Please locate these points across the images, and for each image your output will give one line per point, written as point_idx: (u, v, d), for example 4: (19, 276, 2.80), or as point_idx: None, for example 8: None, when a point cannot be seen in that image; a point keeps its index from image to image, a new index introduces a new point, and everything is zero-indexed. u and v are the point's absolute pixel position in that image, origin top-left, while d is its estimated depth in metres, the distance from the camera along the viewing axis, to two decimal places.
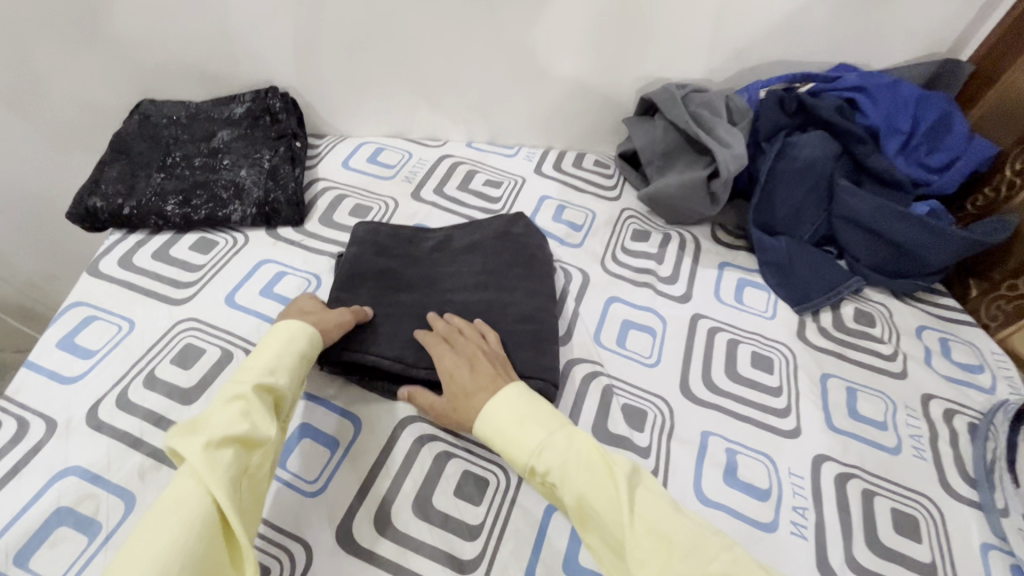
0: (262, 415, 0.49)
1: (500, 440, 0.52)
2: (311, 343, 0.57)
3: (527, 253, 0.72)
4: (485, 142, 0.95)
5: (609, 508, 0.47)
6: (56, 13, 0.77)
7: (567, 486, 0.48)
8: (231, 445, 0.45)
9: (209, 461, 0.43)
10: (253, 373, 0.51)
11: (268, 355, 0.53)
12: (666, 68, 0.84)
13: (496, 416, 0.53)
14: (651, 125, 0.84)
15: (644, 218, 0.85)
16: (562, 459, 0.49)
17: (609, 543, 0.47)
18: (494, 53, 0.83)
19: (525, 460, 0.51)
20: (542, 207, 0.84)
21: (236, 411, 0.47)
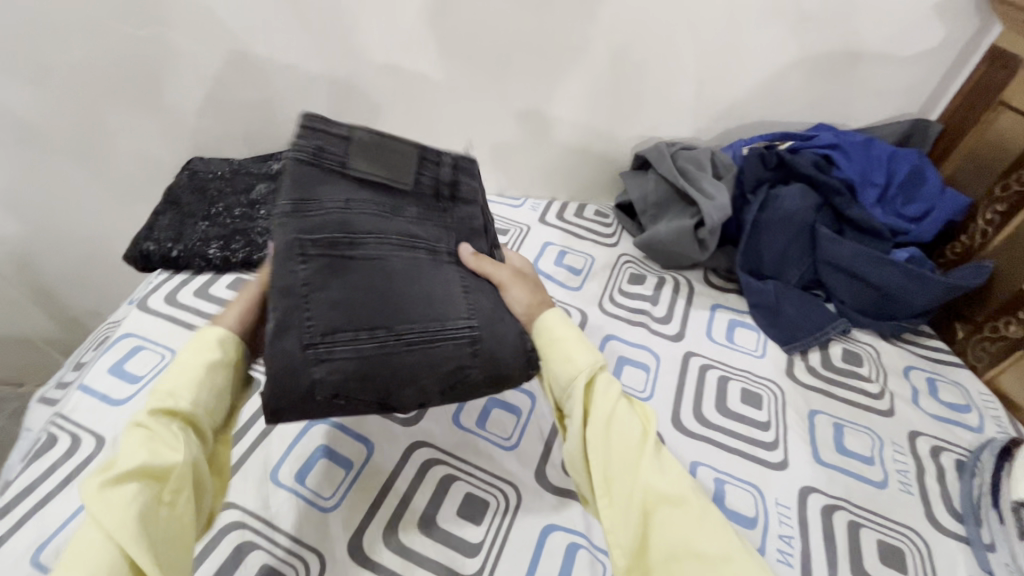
0: (167, 438, 0.45)
1: (556, 348, 0.56)
2: (224, 346, 0.51)
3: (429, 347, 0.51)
4: (495, 193, 1.04)
5: (641, 435, 0.52)
6: (127, 86, 0.90)
7: (611, 406, 0.53)
8: (131, 481, 0.43)
9: (105, 504, 0.41)
10: (159, 395, 0.47)
11: (173, 371, 0.49)
12: (657, 128, 0.94)
13: (563, 327, 0.57)
14: (645, 178, 0.92)
15: (640, 263, 0.91)
16: (609, 385, 0.55)
17: (624, 458, 0.51)
18: (503, 116, 0.93)
19: (579, 368, 0.54)
20: (545, 252, 0.91)
21: (138, 444, 0.45)
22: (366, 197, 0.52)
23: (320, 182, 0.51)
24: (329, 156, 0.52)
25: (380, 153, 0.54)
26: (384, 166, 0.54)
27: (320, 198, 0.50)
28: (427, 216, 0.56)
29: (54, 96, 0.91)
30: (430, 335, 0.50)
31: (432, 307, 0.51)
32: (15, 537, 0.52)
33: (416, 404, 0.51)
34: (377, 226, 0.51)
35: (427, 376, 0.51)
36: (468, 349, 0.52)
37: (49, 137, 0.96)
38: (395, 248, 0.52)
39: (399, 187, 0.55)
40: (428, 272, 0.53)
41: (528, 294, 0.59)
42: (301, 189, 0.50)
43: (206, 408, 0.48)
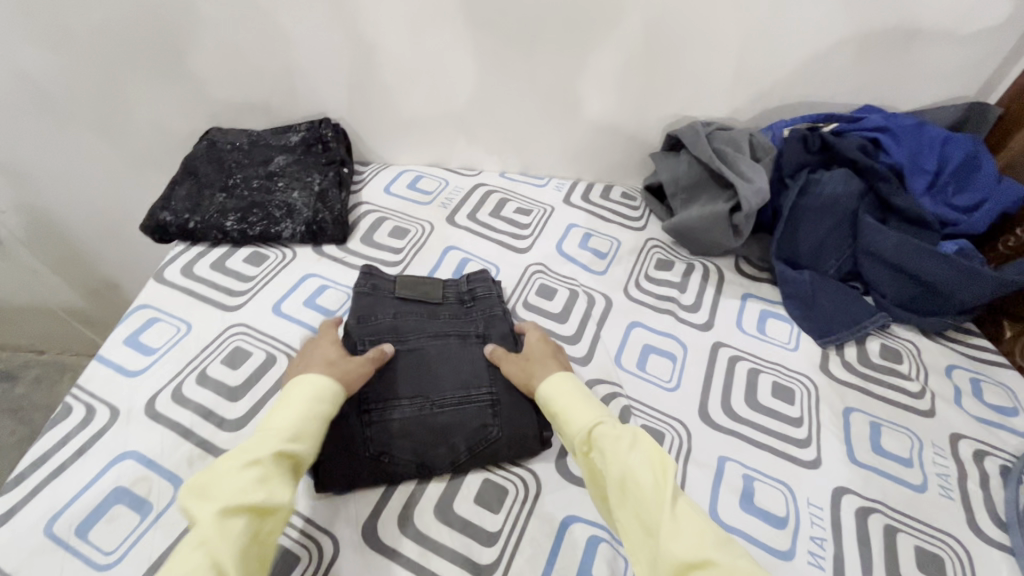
0: (278, 480, 0.49)
1: (561, 408, 0.57)
2: (335, 402, 0.56)
3: (460, 422, 0.59)
4: (518, 173, 1.00)
5: (654, 488, 0.48)
6: (144, 53, 0.88)
7: (617, 460, 0.51)
8: (243, 513, 0.45)
9: (217, 531, 0.43)
10: (277, 437, 0.51)
11: (290, 416, 0.53)
12: (691, 107, 0.89)
13: (562, 390, 0.59)
14: (677, 160, 0.88)
15: (668, 248, 0.88)
16: (614, 437, 0.53)
17: (641, 520, 0.48)
18: (529, 91, 0.89)
19: (578, 430, 0.55)
20: (569, 234, 0.88)
21: (253, 477, 0.47)
22: (410, 312, 0.70)
23: (375, 303, 0.70)
24: (383, 287, 0.72)
25: (420, 283, 0.74)
26: (421, 289, 0.73)
27: (377, 314, 0.68)
28: (458, 317, 0.70)
29: (72, 62, 0.89)
30: (455, 398, 0.61)
31: (459, 377, 0.62)
32: (29, 506, 0.52)
33: (448, 463, 0.58)
34: (416, 326, 0.67)
35: (457, 434, 0.59)
36: (488, 410, 0.61)
37: (67, 104, 0.95)
38: (430, 339, 0.66)
39: (434, 304, 0.72)
40: (454, 350, 0.65)
41: (525, 369, 0.63)
42: (363, 310, 0.68)
43: (309, 460, 0.52)
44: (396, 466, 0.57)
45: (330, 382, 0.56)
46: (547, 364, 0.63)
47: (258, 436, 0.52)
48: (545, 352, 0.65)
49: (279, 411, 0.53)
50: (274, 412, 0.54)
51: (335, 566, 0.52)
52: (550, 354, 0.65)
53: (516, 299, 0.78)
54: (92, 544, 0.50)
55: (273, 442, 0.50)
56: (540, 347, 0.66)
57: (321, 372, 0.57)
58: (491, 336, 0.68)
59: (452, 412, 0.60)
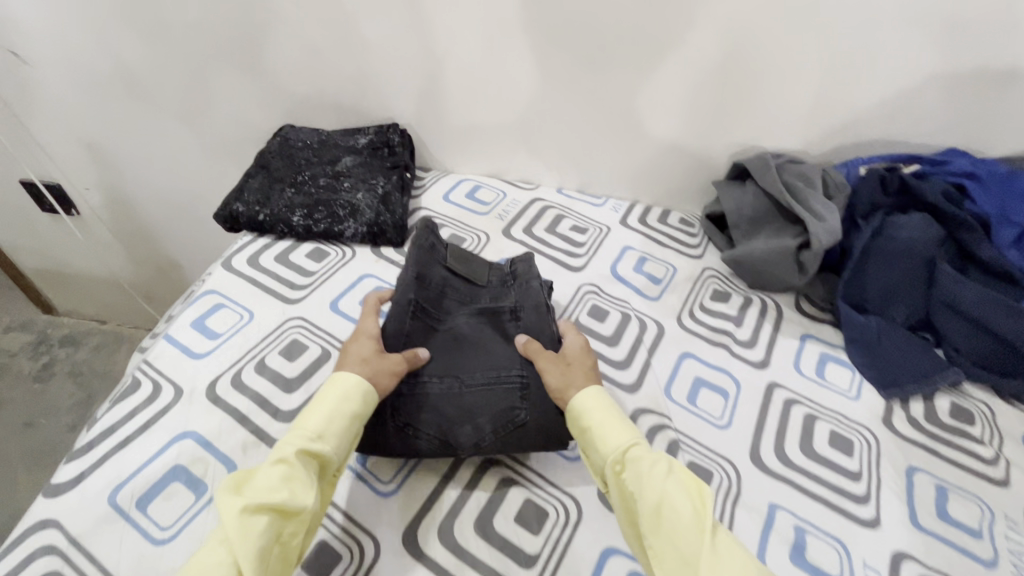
0: (302, 481, 0.49)
1: (596, 425, 0.56)
2: (365, 401, 0.56)
3: (487, 406, 0.60)
4: (575, 190, 1.00)
5: (692, 519, 0.48)
6: (232, 51, 0.93)
7: (655, 485, 0.50)
8: (265, 512, 0.46)
9: (238, 528, 0.44)
10: (300, 437, 0.52)
11: (314, 416, 0.54)
12: (761, 137, 0.87)
13: (597, 406, 0.58)
14: (742, 190, 0.86)
15: (725, 278, 0.85)
16: (649, 461, 0.53)
17: (678, 550, 0.47)
18: (596, 110, 0.89)
19: (613, 448, 0.55)
20: (624, 256, 0.87)
21: (278, 476, 0.48)
22: (458, 288, 0.70)
23: (427, 266, 0.69)
24: (438, 250, 0.72)
25: (468, 258, 0.74)
26: (469, 267, 0.73)
27: (428, 279, 0.69)
28: (501, 297, 0.70)
29: (167, 53, 0.94)
30: (485, 379, 0.61)
31: (491, 359, 0.63)
32: (96, 473, 0.54)
33: (470, 444, 0.58)
34: (459, 304, 0.68)
35: (483, 416, 0.59)
36: (517, 394, 0.60)
37: (156, 93, 1.00)
38: (468, 317, 0.67)
39: (478, 286, 0.71)
40: (489, 334, 0.65)
41: (564, 374, 0.60)
42: (419, 267, 0.69)
43: (335, 463, 0.53)
44: (420, 442, 0.58)
45: (361, 382, 0.56)
46: (580, 373, 0.61)
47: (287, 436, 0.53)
48: (585, 364, 0.62)
49: (307, 409, 0.54)
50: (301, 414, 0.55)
51: (374, 568, 0.52)
52: (587, 364, 0.62)
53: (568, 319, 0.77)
54: (150, 518, 0.52)
55: (297, 441, 0.51)
56: (579, 355, 0.63)
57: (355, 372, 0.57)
58: (522, 311, 0.67)
59: (478, 391, 0.60)
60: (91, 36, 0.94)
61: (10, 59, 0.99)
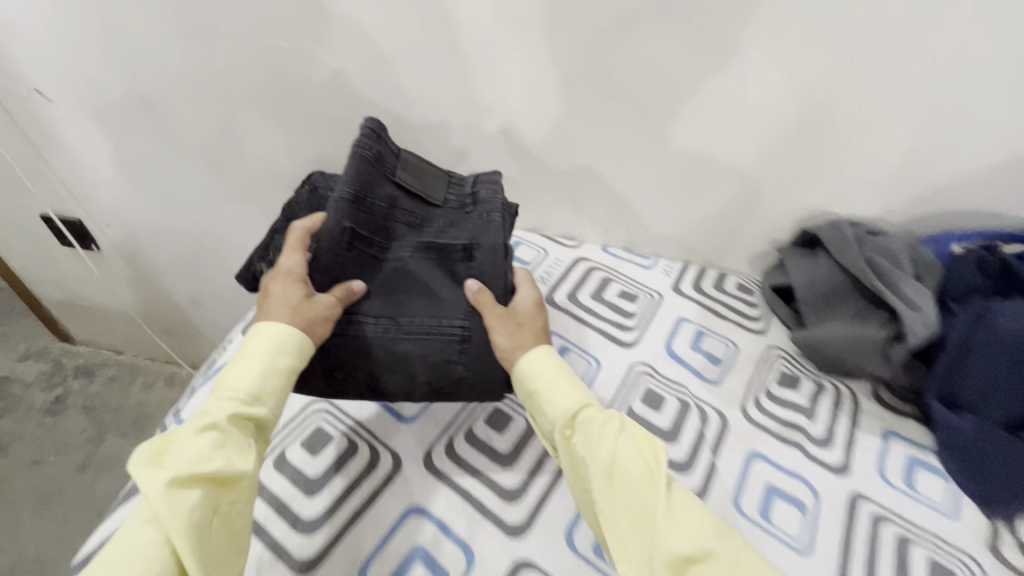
0: (235, 446, 0.50)
1: (545, 388, 0.59)
2: (294, 353, 0.55)
3: (423, 356, 0.61)
4: (621, 248, 0.92)
5: (643, 475, 0.51)
6: (264, 96, 0.87)
7: (605, 446, 0.53)
8: (197, 484, 0.46)
9: (167, 504, 0.44)
10: (230, 403, 0.51)
11: (246, 378, 0.53)
12: (834, 203, 0.79)
13: (545, 370, 0.59)
14: (815, 262, 0.77)
15: (793, 360, 0.77)
16: (597, 421, 0.55)
17: (632, 508, 0.50)
18: (651, 168, 0.82)
19: (561, 412, 0.57)
20: (679, 330, 0.78)
21: (207, 444, 0.48)
22: (408, 207, 0.65)
23: (372, 181, 0.62)
24: (386, 161, 0.65)
25: (422, 170, 0.68)
26: (424, 181, 0.67)
27: (373, 200, 0.62)
28: (454, 225, 0.66)
29: (195, 96, 0.90)
30: (423, 328, 0.62)
31: (433, 307, 0.62)
32: None
33: (402, 392, 0.61)
34: (408, 229, 0.64)
35: (417, 366, 0.61)
36: (455, 346, 0.61)
37: (182, 135, 0.96)
38: (414, 250, 0.63)
39: (432, 205, 0.67)
40: (434, 274, 0.63)
41: (513, 334, 0.61)
42: (362, 182, 0.61)
43: (271, 422, 0.53)
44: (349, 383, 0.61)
45: (291, 332, 0.55)
46: (527, 337, 0.62)
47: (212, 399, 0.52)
48: (535, 325, 0.63)
49: (235, 369, 0.54)
50: (225, 374, 0.54)
51: None
52: (535, 329, 0.63)
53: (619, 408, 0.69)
54: None
55: (227, 407, 0.51)
56: (528, 315, 0.63)
57: (282, 322, 0.55)
58: (476, 251, 0.64)
59: (415, 341, 0.61)
60: (118, 76, 0.90)
61: (33, 96, 0.95)
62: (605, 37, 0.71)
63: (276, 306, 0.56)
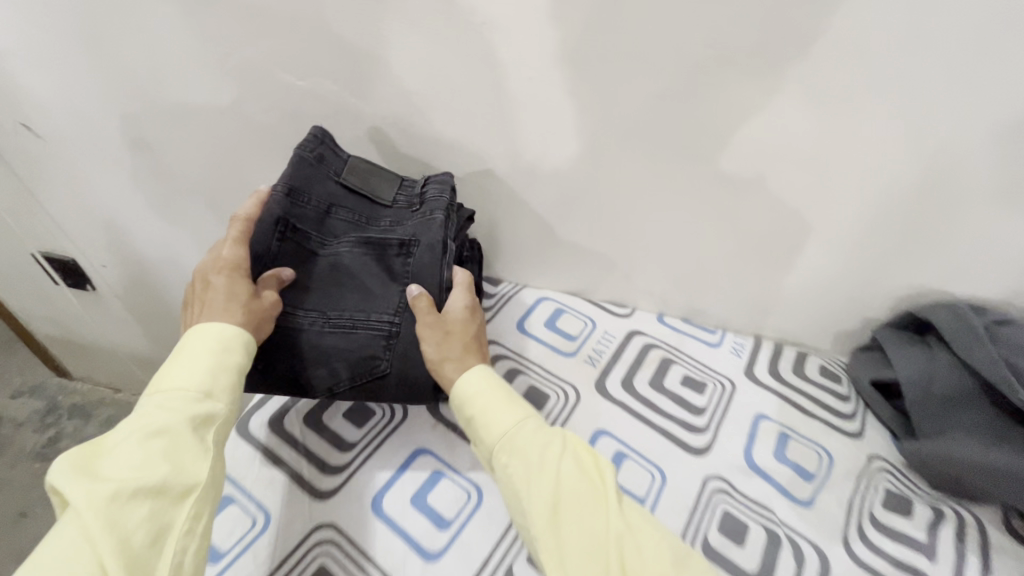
0: (184, 446, 0.47)
1: (482, 411, 0.56)
2: (242, 347, 0.54)
3: (342, 350, 0.59)
4: (679, 318, 0.80)
5: (591, 499, 0.49)
6: (275, 138, 0.77)
7: (546, 471, 0.51)
8: (140, 491, 0.43)
9: (111, 518, 0.41)
10: (177, 404, 0.48)
11: (194, 378, 0.51)
12: (952, 281, 0.65)
13: (480, 392, 0.58)
14: (927, 356, 0.64)
15: (900, 475, 0.63)
16: (536, 442, 0.53)
17: (582, 536, 0.47)
18: (724, 233, 0.69)
19: (498, 437, 0.55)
20: (759, 432, 0.65)
21: (152, 449, 0.45)
22: (349, 206, 0.65)
23: (314, 180, 0.64)
24: (330, 162, 0.65)
25: (371, 173, 0.68)
26: (371, 182, 0.67)
27: (312, 197, 0.63)
28: (399, 223, 0.66)
29: (196, 135, 0.79)
30: (351, 321, 0.60)
31: (365, 299, 0.62)
32: None
33: (324, 387, 0.59)
34: (348, 227, 0.64)
35: (340, 360, 0.59)
36: (382, 340, 0.60)
37: (183, 176, 0.86)
38: (352, 247, 0.63)
39: (379, 205, 0.67)
40: (369, 268, 0.62)
41: (441, 345, 0.60)
42: (302, 180, 0.63)
43: (223, 420, 0.51)
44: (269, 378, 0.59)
45: (238, 334, 0.54)
46: (457, 345, 0.61)
47: (153, 401, 0.49)
48: (467, 332, 0.62)
49: (179, 370, 0.51)
50: (163, 373, 0.51)
51: None
52: (466, 333, 0.62)
53: (691, 541, 0.56)
54: None
55: (175, 409, 0.48)
56: (461, 321, 0.62)
57: (228, 325, 0.54)
58: (415, 249, 0.63)
59: (340, 335, 0.59)
60: (114, 112, 0.80)
61: (22, 131, 0.86)
62: (683, 83, 0.58)
63: (218, 309, 0.55)
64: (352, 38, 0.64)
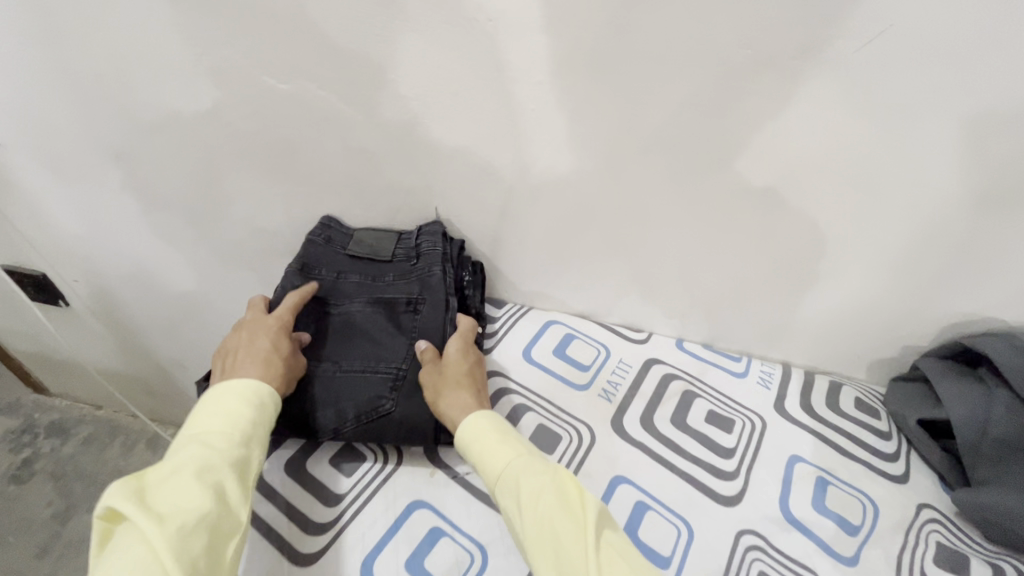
0: (233, 485, 0.45)
1: (476, 446, 0.51)
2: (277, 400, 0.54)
3: (347, 395, 0.57)
4: (700, 344, 0.73)
5: (575, 538, 0.43)
6: (255, 147, 0.69)
7: (532, 507, 0.45)
8: (197, 525, 0.41)
9: (177, 546, 0.39)
10: (227, 442, 0.47)
11: (242, 417, 0.50)
12: (1008, 308, 0.59)
13: (473, 425, 0.53)
14: (982, 392, 0.58)
15: (953, 527, 0.56)
16: (527, 474, 0.48)
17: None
18: (753, 254, 0.63)
19: (491, 470, 0.50)
20: (795, 477, 0.59)
21: (205, 483, 0.44)
22: (356, 270, 0.67)
23: (324, 256, 0.68)
24: (338, 241, 0.70)
25: (377, 238, 0.70)
26: (375, 245, 0.69)
27: (323, 268, 0.67)
28: (403, 277, 0.66)
29: (170, 144, 0.72)
30: (359, 369, 0.59)
31: (372, 348, 0.60)
32: None
33: (329, 428, 0.55)
34: (356, 286, 0.65)
35: (346, 403, 0.56)
36: (388, 384, 0.58)
37: (158, 189, 0.78)
38: (362, 304, 0.64)
39: (382, 262, 0.68)
40: (377, 321, 0.62)
41: (436, 383, 0.57)
42: (312, 259, 0.67)
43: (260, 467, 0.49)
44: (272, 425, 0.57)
45: (271, 386, 0.53)
46: (457, 386, 0.57)
47: (198, 436, 0.47)
48: (462, 372, 0.58)
49: (221, 409, 0.50)
50: (206, 409, 0.50)
51: None
52: (466, 372, 0.58)
53: None
54: None
55: (223, 446, 0.47)
56: (457, 362, 0.59)
57: (262, 374, 0.53)
58: (420, 301, 0.64)
59: (347, 379, 0.58)
60: (79, 119, 0.73)
61: None
62: (714, 88, 0.52)
63: (256, 358, 0.55)
64: (338, 36, 0.57)
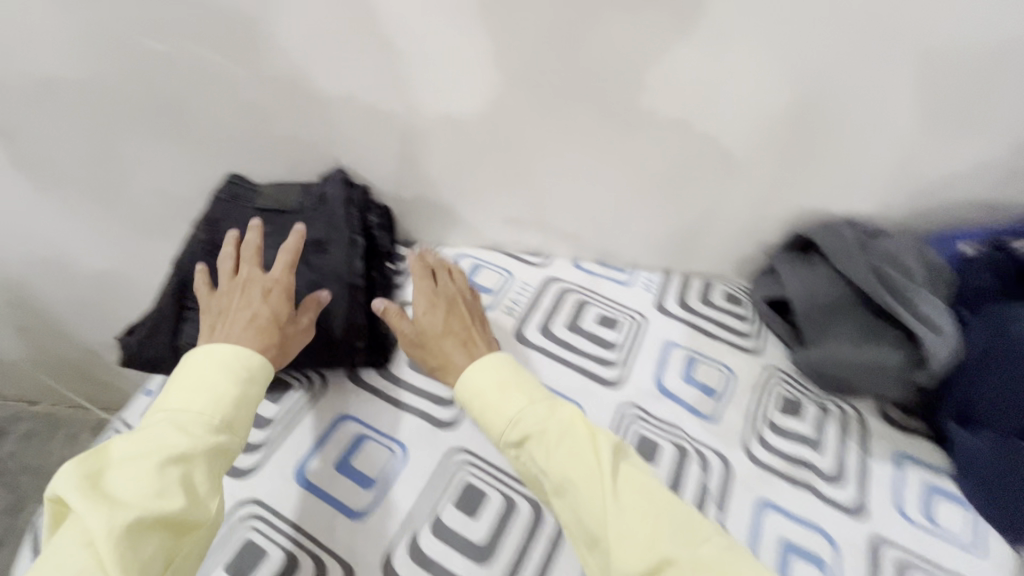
0: (200, 479, 0.44)
1: (481, 403, 0.55)
2: (261, 380, 0.53)
3: None
4: (595, 262, 0.82)
5: (590, 481, 0.47)
6: (148, 110, 0.70)
7: (547, 457, 0.49)
8: (152, 522, 0.40)
9: (126, 544, 0.39)
10: (199, 430, 0.46)
11: (223, 401, 0.49)
12: (831, 201, 0.70)
13: (477, 385, 0.56)
14: (811, 270, 0.70)
15: (794, 381, 0.70)
16: (538, 428, 0.51)
17: (583, 520, 0.46)
18: (624, 174, 0.71)
19: (501, 426, 0.53)
20: (669, 358, 0.70)
21: (168, 475, 0.42)
22: (263, 222, 0.70)
23: (231, 211, 0.71)
24: (243, 197, 0.72)
25: (283, 191, 0.73)
26: (281, 197, 0.72)
27: (229, 222, 0.70)
28: (309, 223, 0.70)
29: (58, 114, 0.72)
30: None
31: None
32: None
33: None
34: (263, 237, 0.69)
35: None
36: None
37: (52, 162, 0.78)
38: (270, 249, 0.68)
39: (289, 212, 0.71)
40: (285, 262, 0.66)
41: (423, 351, 0.62)
42: (218, 216, 0.70)
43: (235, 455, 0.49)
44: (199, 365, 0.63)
45: (265, 361, 0.54)
46: (439, 344, 0.61)
47: (169, 420, 0.46)
48: (438, 328, 0.62)
49: (197, 391, 0.48)
50: (181, 388, 0.49)
51: None
52: (441, 327, 0.62)
53: None
54: None
55: (192, 435, 0.45)
56: (431, 321, 0.62)
57: (256, 349, 0.54)
58: (327, 241, 0.68)
59: None
60: None
61: None
62: (565, 22, 0.58)
63: (255, 325, 0.55)
64: None
